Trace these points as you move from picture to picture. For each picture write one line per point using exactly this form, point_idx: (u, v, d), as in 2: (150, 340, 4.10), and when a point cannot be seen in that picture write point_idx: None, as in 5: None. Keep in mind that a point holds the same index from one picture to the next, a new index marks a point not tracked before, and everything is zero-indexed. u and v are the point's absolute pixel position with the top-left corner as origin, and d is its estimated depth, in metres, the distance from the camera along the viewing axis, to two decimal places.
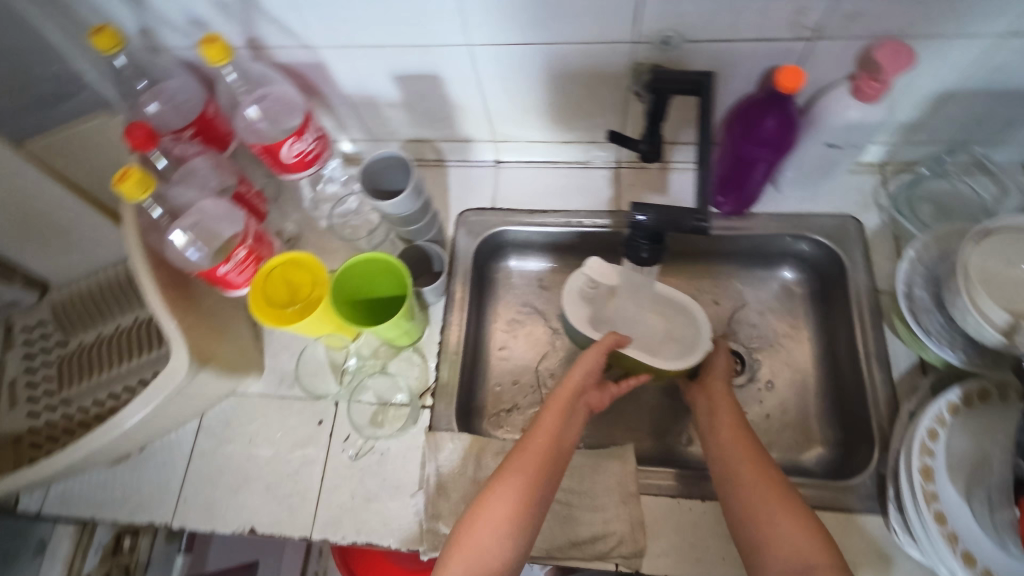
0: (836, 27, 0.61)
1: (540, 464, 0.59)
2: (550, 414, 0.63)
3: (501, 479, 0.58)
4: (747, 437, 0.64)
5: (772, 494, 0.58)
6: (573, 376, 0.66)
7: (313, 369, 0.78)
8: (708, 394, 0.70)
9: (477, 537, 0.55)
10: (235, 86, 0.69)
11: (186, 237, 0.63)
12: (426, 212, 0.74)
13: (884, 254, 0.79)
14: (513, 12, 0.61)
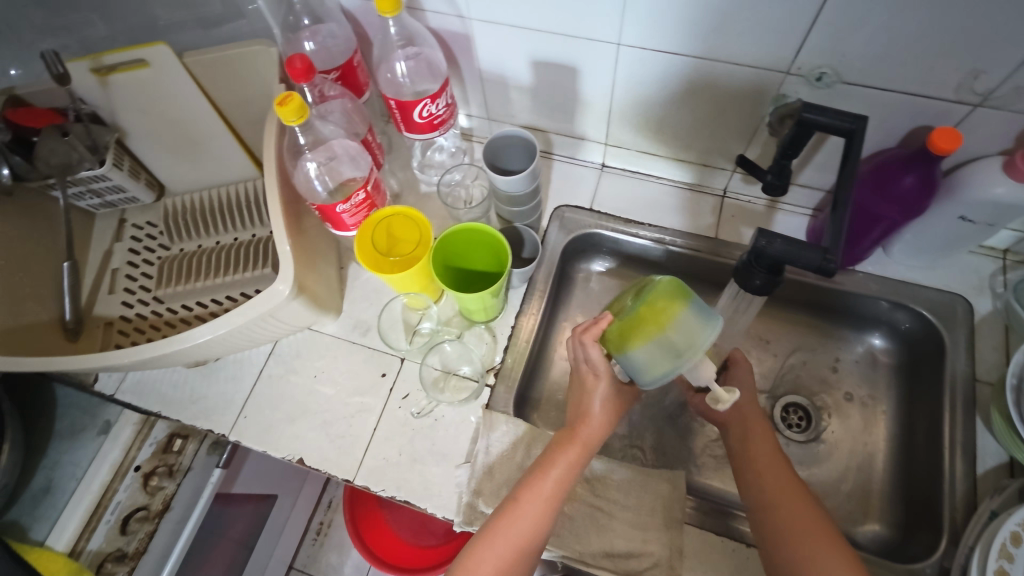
0: (1005, 98, 0.58)
1: (555, 495, 0.58)
2: (564, 450, 0.60)
3: (521, 496, 0.58)
4: (782, 466, 0.61)
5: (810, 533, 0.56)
6: (588, 414, 0.62)
7: (387, 323, 0.80)
8: (739, 412, 0.67)
9: (500, 543, 0.56)
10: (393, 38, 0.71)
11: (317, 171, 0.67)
12: (533, 198, 0.75)
13: (990, 344, 0.75)
14: (674, 20, 0.62)
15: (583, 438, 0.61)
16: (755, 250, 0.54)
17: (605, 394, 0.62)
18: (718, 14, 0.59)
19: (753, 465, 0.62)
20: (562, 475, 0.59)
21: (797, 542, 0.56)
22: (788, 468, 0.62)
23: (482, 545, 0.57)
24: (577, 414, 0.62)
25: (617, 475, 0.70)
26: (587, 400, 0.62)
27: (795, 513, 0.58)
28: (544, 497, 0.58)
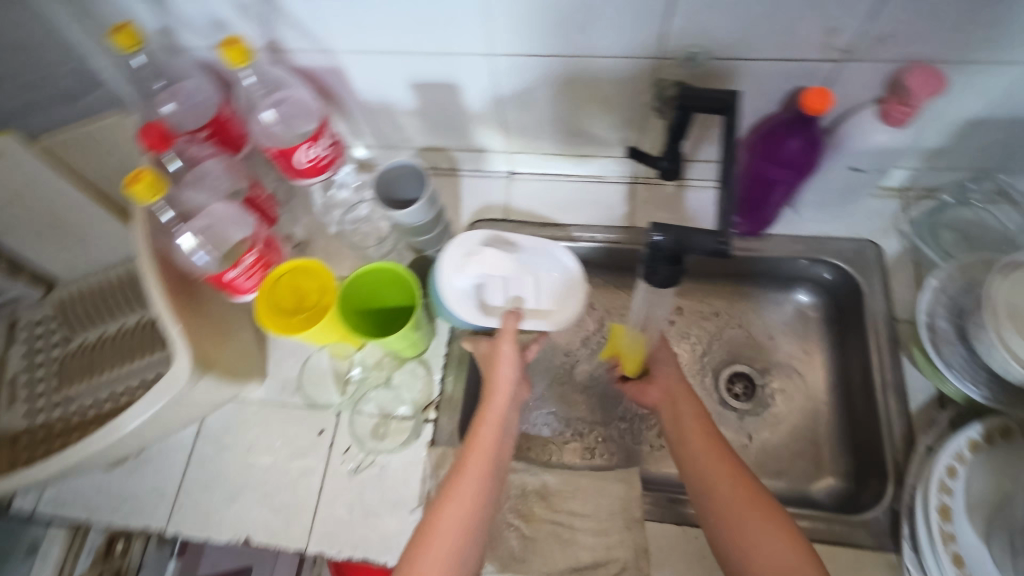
0: (866, 50, 0.59)
1: (488, 468, 0.61)
2: (486, 418, 0.63)
3: (455, 485, 0.59)
4: (712, 434, 0.63)
5: (743, 498, 0.58)
6: (501, 379, 0.66)
7: (315, 378, 0.76)
8: (670, 396, 0.68)
9: (442, 536, 0.56)
10: (253, 90, 0.68)
11: (195, 241, 0.62)
12: (438, 222, 0.72)
13: (903, 282, 0.77)
14: (536, 23, 0.60)
15: (498, 403, 0.65)
16: (652, 244, 0.53)
17: (517, 356, 0.67)
18: (577, 12, 0.58)
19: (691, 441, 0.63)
20: (488, 443, 0.62)
21: (742, 510, 0.57)
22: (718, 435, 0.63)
23: (426, 545, 0.56)
24: (489, 381, 0.66)
25: (573, 485, 0.70)
26: (499, 366, 0.66)
27: (735, 481, 0.59)
28: (479, 478, 0.59)
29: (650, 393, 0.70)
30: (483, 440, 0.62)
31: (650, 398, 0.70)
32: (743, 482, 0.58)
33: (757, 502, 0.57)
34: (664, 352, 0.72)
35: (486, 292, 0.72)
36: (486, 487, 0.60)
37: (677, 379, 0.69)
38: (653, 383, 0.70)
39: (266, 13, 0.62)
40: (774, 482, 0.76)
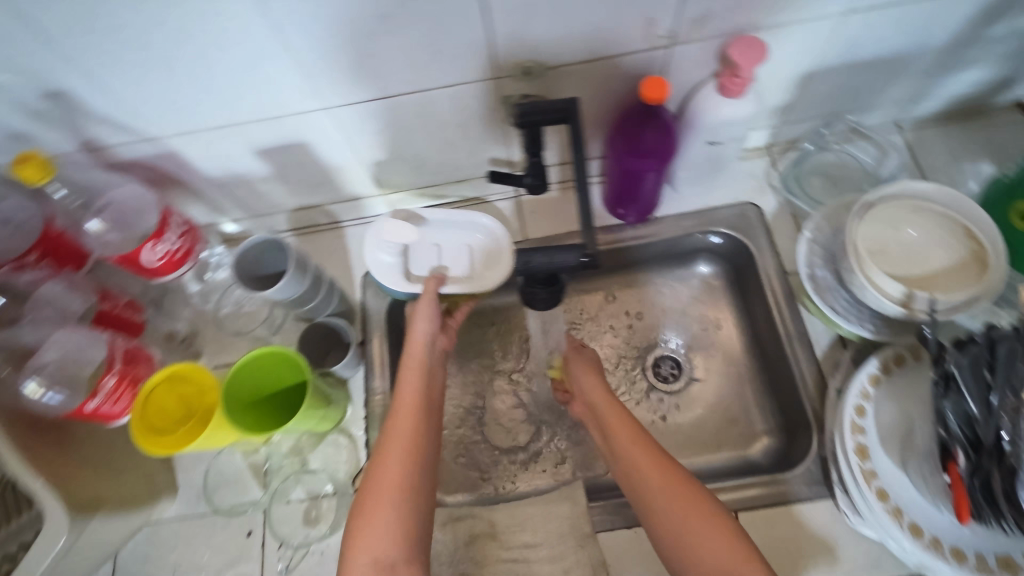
0: (687, 33, 0.60)
1: (422, 410, 0.60)
2: (408, 368, 0.63)
3: (391, 433, 0.57)
4: (629, 421, 0.64)
5: (667, 476, 0.58)
6: (417, 333, 0.66)
7: (231, 478, 0.71)
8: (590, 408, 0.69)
9: (386, 480, 0.54)
10: (67, 201, 0.63)
11: (39, 384, 0.56)
12: (319, 288, 0.68)
13: (786, 234, 0.80)
14: (358, 68, 0.58)
15: (418, 353, 0.64)
16: (520, 269, 0.53)
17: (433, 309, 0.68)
18: (395, 51, 0.57)
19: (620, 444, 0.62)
20: (415, 389, 0.61)
21: (672, 506, 0.56)
22: (646, 434, 0.62)
23: (371, 490, 0.53)
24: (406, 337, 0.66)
25: (520, 517, 0.69)
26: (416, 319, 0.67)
27: (664, 477, 0.57)
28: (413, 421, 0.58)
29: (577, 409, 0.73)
30: (410, 386, 0.61)
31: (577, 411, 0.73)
32: (663, 462, 0.59)
33: (679, 479, 0.57)
34: (579, 362, 0.73)
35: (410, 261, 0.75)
36: (426, 430, 0.59)
37: (597, 388, 0.69)
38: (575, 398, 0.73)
39: (67, 114, 0.57)
40: (716, 455, 0.77)
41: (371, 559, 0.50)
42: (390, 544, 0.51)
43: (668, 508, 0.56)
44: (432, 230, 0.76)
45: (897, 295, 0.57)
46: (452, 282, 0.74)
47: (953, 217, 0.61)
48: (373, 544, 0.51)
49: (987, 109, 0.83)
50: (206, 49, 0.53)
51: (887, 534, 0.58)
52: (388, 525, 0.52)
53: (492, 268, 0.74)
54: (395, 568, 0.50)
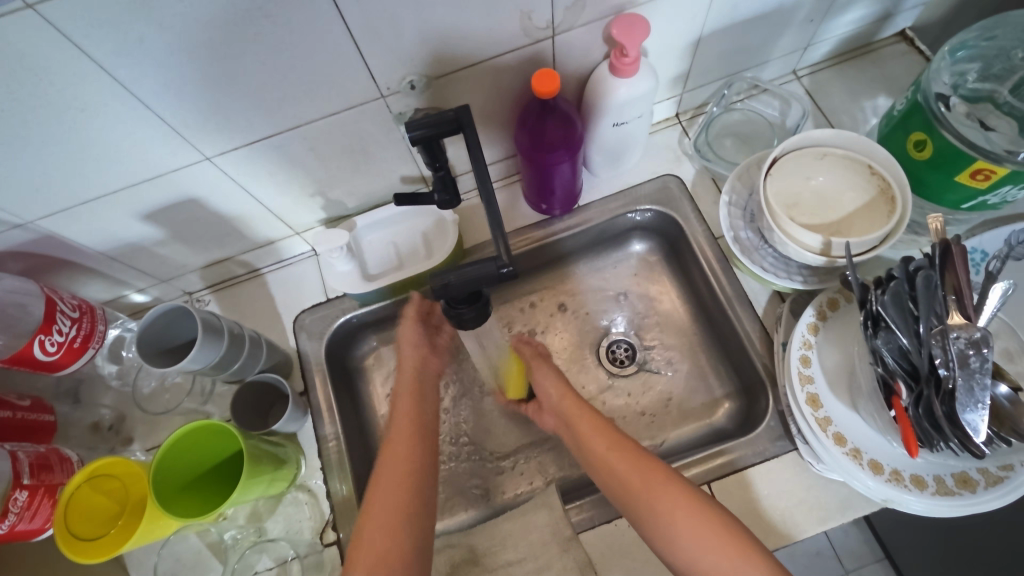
0: (567, 20, 0.59)
1: (416, 435, 0.60)
2: (402, 394, 0.65)
3: (382, 462, 0.57)
4: (594, 418, 0.64)
5: (641, 465, 0.57)
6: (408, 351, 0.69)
7: (190, 563, 0.66)
8: (559, 416, 0.68)
9: (381, 510, 0.53)
10: None
11: None
12: (241, 347, 0.65)
13: (709, 198, 0.81)
14: (230, 111, 0.54)
15: (409, 376, 0.67)
16: (437, 293, 0.51)
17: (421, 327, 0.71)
18: (266, 87, 0.53)
19: (597, 451, 0.61)
20: (408, 413, 0.62)
21: (654, 505, 0.54)
22: (622, 439, 0.61)
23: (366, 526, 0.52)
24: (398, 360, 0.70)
25: (500, 535, 0.67)
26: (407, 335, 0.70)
27: (643, 476, 0.56)
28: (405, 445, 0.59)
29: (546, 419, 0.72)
30: (406, 413, 0.63)
31: (550, 423, 0.72)
32: (631, 451, 0.59)
33: (650, 466, 0.57)
34: (542, 367, 0.71)
35: (365, 264, 0.75)
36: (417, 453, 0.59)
37: (566, 397, 0.67)
38: (545, 410, 0.71)
39: None
40: (684, 427, 0.78)
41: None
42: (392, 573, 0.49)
43: (651, 510, 0.54)
44: (368, 231, 0.76)
45: (817, 246, 0.58)
46: (411, 266, 0.75)
47: (856, 157, 0.61)
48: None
49: (872, 45, 0.86)
50: (53, 123, 0.49)
51: (852, 476, 0.59)
52: (387, 553, 0.50)
53: (443, 240, 0.75)
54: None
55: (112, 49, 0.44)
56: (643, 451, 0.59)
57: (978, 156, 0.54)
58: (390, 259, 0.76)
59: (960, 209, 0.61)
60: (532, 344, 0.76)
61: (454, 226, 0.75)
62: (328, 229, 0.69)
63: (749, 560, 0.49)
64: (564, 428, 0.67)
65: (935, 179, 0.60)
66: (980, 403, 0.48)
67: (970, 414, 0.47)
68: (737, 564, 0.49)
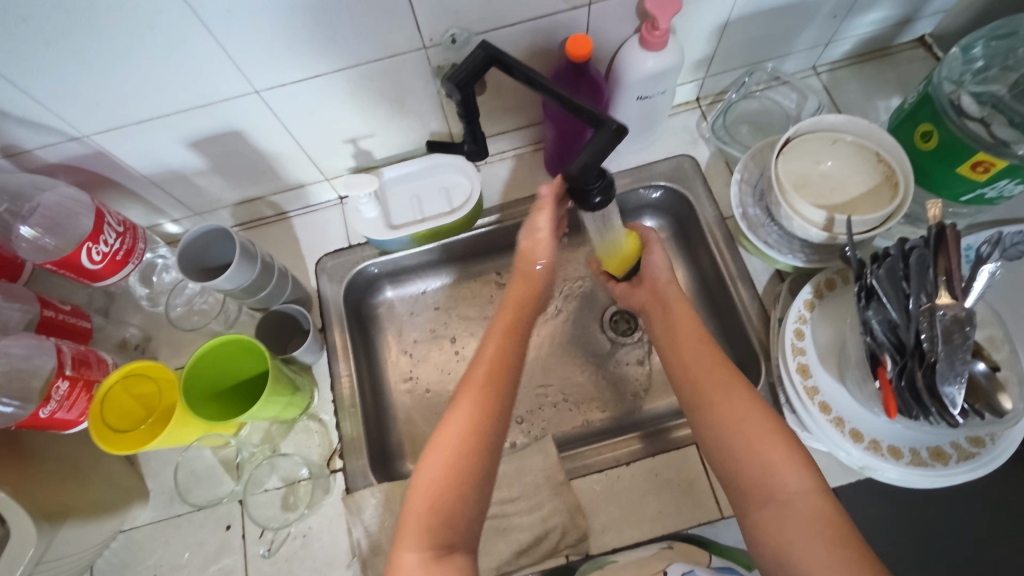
0: None
1: (506, 371, 0.54)
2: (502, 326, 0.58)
3: (461, 402, 0.52)
4: (691, 321, 0.66)
5: (725, 374, 0.59)
6: (520, 288, 0.61)
7: (204, 475, 0.71)
8: (655, 298, 0.71)
9: (449, 450, 0.49)
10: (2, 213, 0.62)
11: None
12: (269, 274, 0.69)
13: (721, 181, 0.84)
14: (286, 43, 0.58)
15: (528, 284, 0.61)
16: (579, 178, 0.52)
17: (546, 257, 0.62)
18: (321, 24, 0.57)
19: (684, 361, 0.62)
20: (508, 352, 0.55)
21: (734, 407, 0.56)
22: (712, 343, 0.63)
23: (431, 454, 0.50)
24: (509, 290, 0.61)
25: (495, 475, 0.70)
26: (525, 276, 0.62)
27: (729, 387, 0.58)
28: (485, 382, 0.53)
29: (641, 295, 0.73)
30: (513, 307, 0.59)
31: (638, 299, 0.74)
32: (718, 356, 0.61)
33: (733, 372, 0.60)
34: (656, 251, 0.74)
35: (391, 213, 0.78)
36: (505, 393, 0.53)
37: (671, 283, 0.71)
38: (640, 284, 0.74)
39: None
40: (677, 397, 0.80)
41: (422, 533, 0.47)
42: (447, 520, 0.47)
43: (723, 414, 0.57)
44: (394, 182, 0.80)
45: (820, 221, 0.61)
46: (438, 216, 0.78)
47: (865, 144, 0.65)
48: (431, 522, 0.47)
49: (891, 49, 0.89)
50: (126, 38, 0.52)
51: (835, 444, 0.62)
52: (448, 492, 0.48)
53: (466, 195, 0.79)
54: (451, 556, 0.46)
55: None
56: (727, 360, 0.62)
57: (979, 148, 0.58)
58: (417, 208, 0.79)
59: (958, 201, 0.65)
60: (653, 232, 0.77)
61: (477, 182, 0.78)
62: (359, 173, 0.72)
63: (801, 471, 0.52)
64: (656, 308, 0.70)
65: (938, 170, 0.63)
66: (959, 377, 0.51)
67: (949, 386, 0.51)
68: (792, 476, 0.52)
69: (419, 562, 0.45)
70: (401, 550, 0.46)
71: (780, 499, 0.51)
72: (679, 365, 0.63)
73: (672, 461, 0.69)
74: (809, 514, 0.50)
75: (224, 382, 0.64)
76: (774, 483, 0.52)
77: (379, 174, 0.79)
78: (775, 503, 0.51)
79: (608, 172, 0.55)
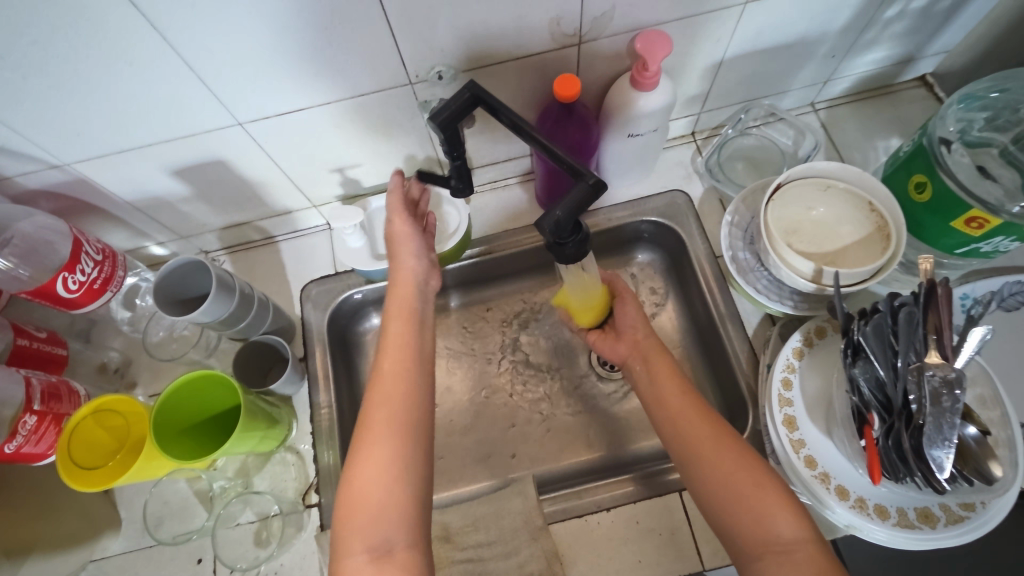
0: (594, 30, 0.62)
1: (405, 362, 0.57)
2: (394, 317, 0.61)
3: (378, 396, 0.54)
4: (668, 367, 0.66)
5: (704, 424, 0.59)
6: (403, 272, 0.65)
7: (177, 507, 0.70)
8: (637, 351, 0.69)
9: (377, 441, 0.51)
10: None
11: None
12: (247, 306, 0.68)
13: (714, 218, 0.83)
14: (268, 77, 0.57)
15: (405, 291, 0.63)
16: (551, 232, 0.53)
17: (414, 237, 0.66)
18: (305, 60, 0.56)
19: (669, 409, 0.62)
20: (401, 341, 0.58)
21: (718, 458, 0.56)
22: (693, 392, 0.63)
23: (360, 460, 0.51)
24: (392, 274, 0.65)
25: (473, 517, 0.69)
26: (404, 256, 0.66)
27: (715, 441, 0.57)
28: (396, 392, 0.54)
29: (620, 349, 0.71)
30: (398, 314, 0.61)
31: (620, 353, 0.72)
32: (697, 406, 0.61)
33: (715, 422, 0.59)
34: (631, 303, 0.73)
35: (377, 243, 0.77)
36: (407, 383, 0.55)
37: (649, 336, 0.70)
38: (618, 339, 0.72)
39: None
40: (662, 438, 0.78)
41: (366, 541, 0.47)
42: (381, 514, 0.48)
43: (712, 468, 0.56)
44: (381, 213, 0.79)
45: (808, 272, 0.60)
46: None
47: (858, 193, 0.63)
48: (368, 518, 0.48)
49: (893, 86, 0.87)
50: (104, 73, 0.52)
51: (819, 500, 0.60)
52: (384, 497, 0.49)
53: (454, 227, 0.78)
54: (394, 553, 0.47)
55: (165, 11, 0.48)
56: (707, 409, 0.61)
57: (974, 204, 0.56)
58: None
59: (953, 253, 0.63)
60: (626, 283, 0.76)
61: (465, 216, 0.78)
62: (344, 205, 0.71)
63: (792, 516, 0.51)
64: (638, 361, 0.68)
65: (933, 223, 0.62)
66: (948, 441, 0.49)
67: (937, 450, 0.48)
68: (786, 521, 0.51)
69: (365, 563, 0.47)
70: (344, 556, 0.47)
71: (775, 548, 0.50)
72: (664, 413, 0.62)
73: (654, 510, 0.68)
74: (810, 560, 0.48)
75: (197, 416, 0.63)
76: (769, 533, 0.51)
77: (366, 205, 0.78)
78: (773, 553, 0.50)
79: (584, 227, 0.57)
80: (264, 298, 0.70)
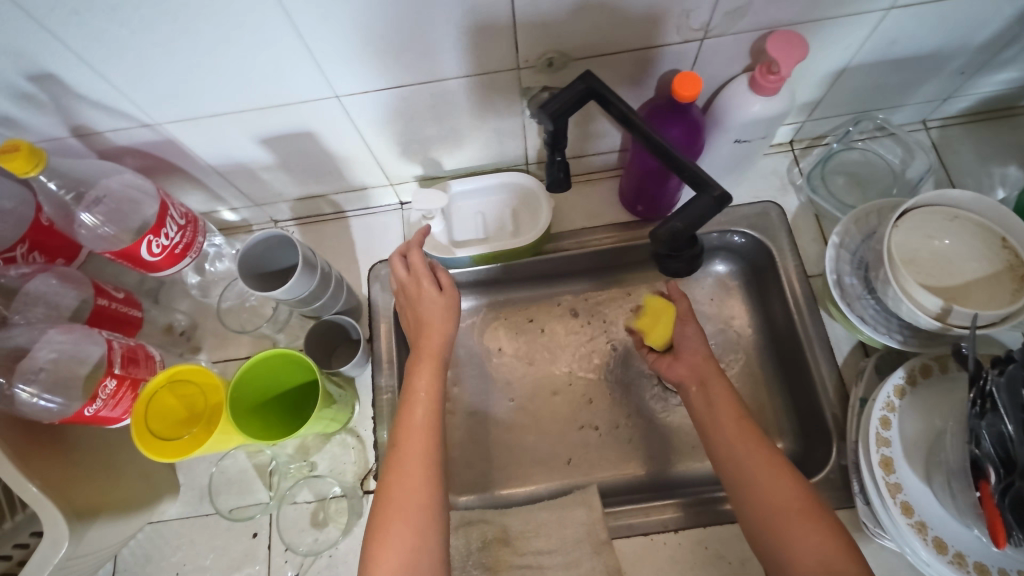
0: (721, 26, 0.57)
1: (433, 421, 0.54)
2: (423, 372, 0.56)
3: (407, 449, 0.52)
4: (723, 387, 0.61)
5: (748, 437, 0.57)
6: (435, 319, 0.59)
7: (235, 479, 0.69)
8: (693, 371, 0.64)
9: (406, 495, 0.50)
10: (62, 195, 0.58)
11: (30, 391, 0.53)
12: (325, 285, 0.66)
13: (807, 235, 0.78)
14: (376, 52, 0.54)
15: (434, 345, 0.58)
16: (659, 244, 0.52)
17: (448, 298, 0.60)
18: (417, 36, 0.53)
19: (721, 433, 0.58)
20: (431, 395, 0.55)
21: (759, 475, 0.54)
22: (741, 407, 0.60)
23: (387, 521, 0.49)
24: (423, 327, 0.59)
25: (534, 523, 0.68)
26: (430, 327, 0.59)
27: (761, 457, 0.55)
28: (424, 453, 0.52)
29: (679, 372, 0.66)
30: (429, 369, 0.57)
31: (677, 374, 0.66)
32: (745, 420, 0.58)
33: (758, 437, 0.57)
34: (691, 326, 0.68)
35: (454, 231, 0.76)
36: (431, 442, 0.53)
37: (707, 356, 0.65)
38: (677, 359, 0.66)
39: (59, 99, 0.54)
40: None
41: None
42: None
43: (752, 484, 0.54)
44: (460, 199, 0.77)
45: (933, 308, 0.55)
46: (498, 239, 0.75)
47: (991, 228, 0.58)
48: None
49: (1017, 109, 0.81)
50: (214, 34, 0.49)
51: (911, 549, 0.57)
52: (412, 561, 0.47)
53: (533, 218, 0.75)
54: None
55: None
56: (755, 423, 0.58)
57: None
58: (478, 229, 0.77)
59: None
60: (688, 300, 0.71)
61: (546, 206, 0.74)
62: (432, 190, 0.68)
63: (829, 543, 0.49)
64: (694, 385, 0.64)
65: None
66: None
67: None
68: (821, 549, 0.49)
69: None
70: None
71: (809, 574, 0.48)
72: (720, 437, 0.58)
73: (726, 537, 0.65)
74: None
75: (269, 392, 0.62)
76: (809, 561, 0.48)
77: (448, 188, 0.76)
78: None
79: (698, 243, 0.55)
80: (338, 278, 0.68)
